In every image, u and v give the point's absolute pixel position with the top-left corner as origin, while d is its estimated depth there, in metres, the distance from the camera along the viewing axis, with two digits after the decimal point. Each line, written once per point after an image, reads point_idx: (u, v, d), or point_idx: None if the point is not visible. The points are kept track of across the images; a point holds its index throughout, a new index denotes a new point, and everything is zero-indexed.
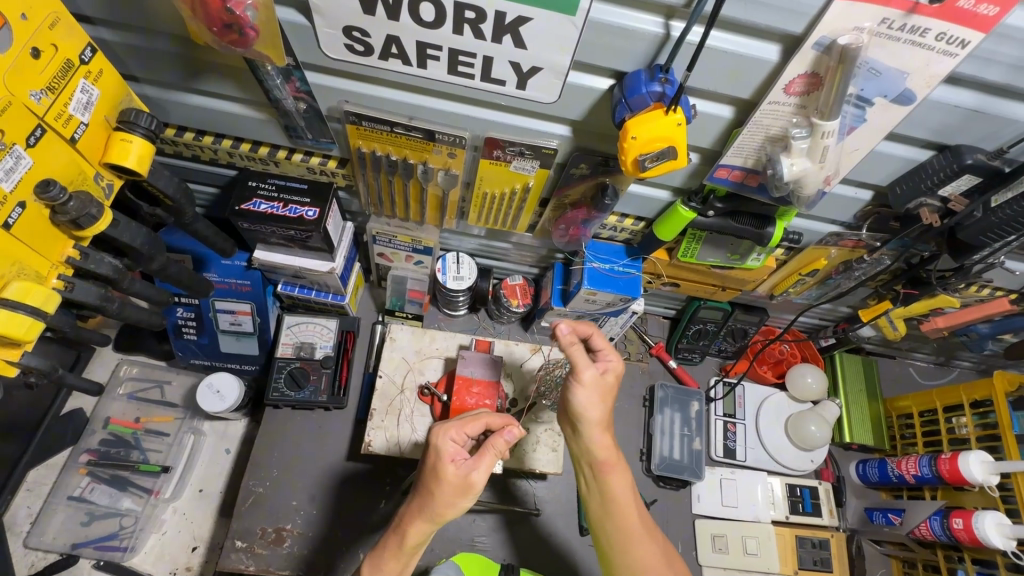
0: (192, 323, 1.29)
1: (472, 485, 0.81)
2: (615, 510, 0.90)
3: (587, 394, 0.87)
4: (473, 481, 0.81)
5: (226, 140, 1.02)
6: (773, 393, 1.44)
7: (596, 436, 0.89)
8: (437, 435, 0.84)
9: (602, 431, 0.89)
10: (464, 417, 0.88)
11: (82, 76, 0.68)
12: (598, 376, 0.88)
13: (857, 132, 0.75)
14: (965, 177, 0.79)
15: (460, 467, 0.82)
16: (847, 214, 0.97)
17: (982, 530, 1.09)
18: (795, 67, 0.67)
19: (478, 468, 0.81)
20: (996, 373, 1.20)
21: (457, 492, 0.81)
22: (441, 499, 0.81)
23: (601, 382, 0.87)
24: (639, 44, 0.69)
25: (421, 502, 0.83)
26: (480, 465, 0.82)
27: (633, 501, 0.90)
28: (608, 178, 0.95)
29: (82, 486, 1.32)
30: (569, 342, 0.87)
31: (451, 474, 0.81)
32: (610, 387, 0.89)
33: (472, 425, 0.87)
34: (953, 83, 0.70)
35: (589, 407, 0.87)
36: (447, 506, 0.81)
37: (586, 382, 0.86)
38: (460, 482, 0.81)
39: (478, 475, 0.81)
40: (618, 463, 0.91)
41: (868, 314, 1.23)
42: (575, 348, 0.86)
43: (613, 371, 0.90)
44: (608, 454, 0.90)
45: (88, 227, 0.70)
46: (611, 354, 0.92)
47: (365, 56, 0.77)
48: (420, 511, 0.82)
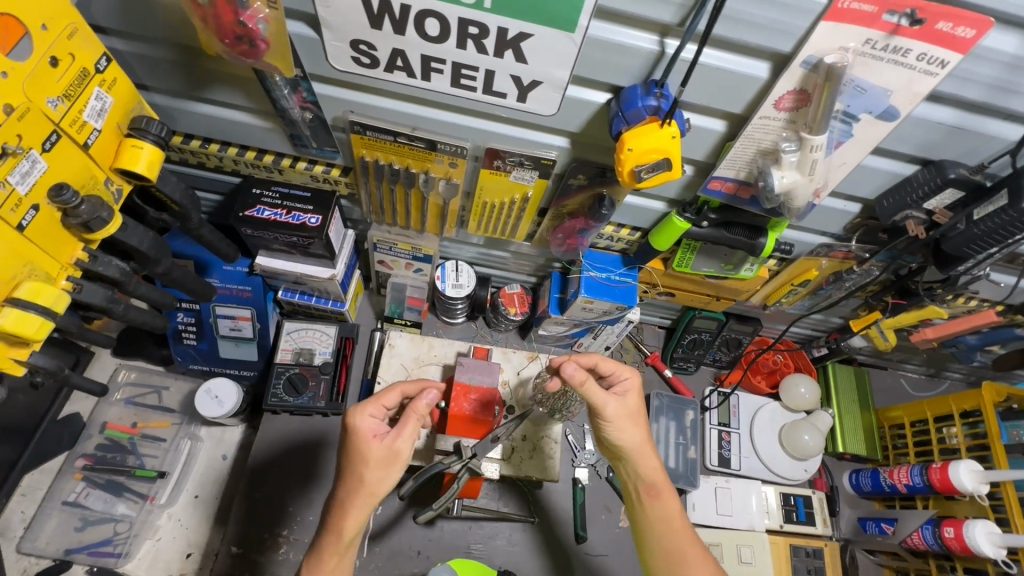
0: (193, 328, 1.31)
1: (398, 452, 0.86)
2: (665, 534, 0.93)
3: (617, 422, 0.94)
4: (399, 448, 0.87)
5: (232, 148, 1.04)
6: (767, 403, 1.45)
7: (647, 460, 0.95)
8: (355, 417, 0.87)
9: (645, 455, 0.95)
10: (380, 393, 0.93)
11: (96, 83, 0.70)
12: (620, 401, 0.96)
13: (844, 147, 0.78)
14: (948, 191, 0.82)
15: (384, 440, 0.86)
16: (837, 226, 1.00)
17: (973, 538, 1.11)
18: (785, 83, 0.70)
19: (401, 436, 0.87)
20: (985, 383, 1.23)
21: (384, 464, 0.85)
22: (371, 476, 0.84)
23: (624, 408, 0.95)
24: (634, 60, 0.72)
25: (351, 486, 0.85)
26: (403, 432, 0.88)
27: (683, 524, 0.94)
28: (605, 188, 0.98)
29: (77, 492, 1.31)
30: (580, 380, 0.92)
31: (377, 448, 0.85)
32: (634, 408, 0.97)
33: (387, 398, 0.92)
34: (935, 101, 0.73)
35: (623, 433, 0.95)
36: (376, 482, 0.85)
37: (610, 411, 0.93)
38: (388, 453, 0.86)
39: (403, 441, 0.87)
40: (667, 488, 0.96)
41: (858, 324, 1.26)
42: (587, 386, 0.92)
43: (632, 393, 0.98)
44: (655, 477, 0.96)
45: (98, 230, 0.72)
46: (625, 373, 1.00)
47: (371, 68, 0.79)
48: (356, 495, 0.85)
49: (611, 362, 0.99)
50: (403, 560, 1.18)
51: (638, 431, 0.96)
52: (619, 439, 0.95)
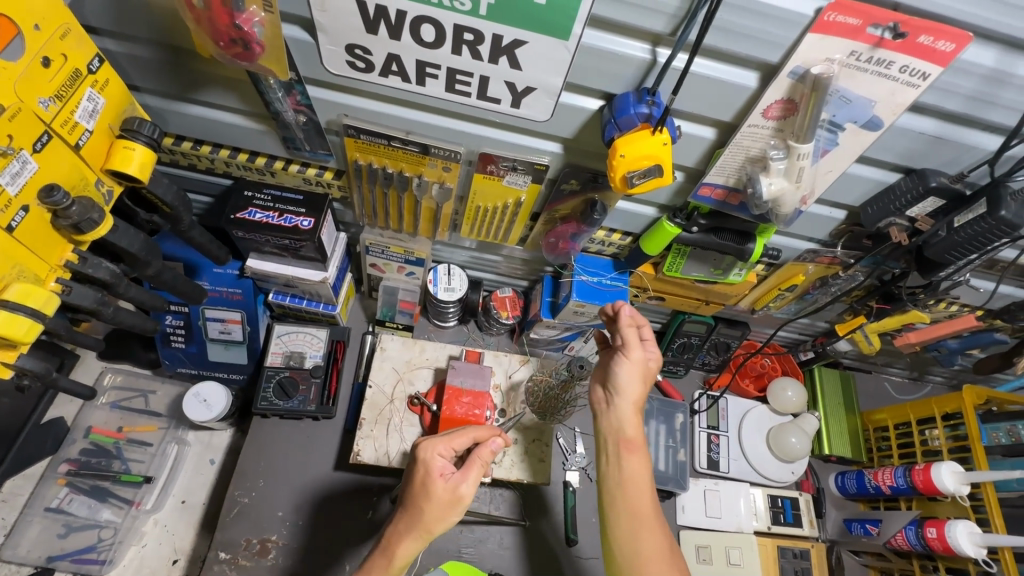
0: (181, 331, 1.29)
1: (460, 497, 0.86)
2: (631, 493, 0.92)
3: (631, 371, 0.96)
4: (462, 493, 0.86)
5: (224, 150, 1.04)
6: (754, 406, 1.47)
7: (634, 419, 0.96)
8: (425, 451, 0.88)
9: (636, 410, 0.96)
10: (451, 432, 0.92)
11: (89, 84, 0.69)
12: (643, 358, 0.97)
13: (830, 155, 0.80)
14: (930, 199, 0.84)
15: (449, 481, 0.86)
16: (823, 232, 1.02)
17: (954, 538, 1.13)
18: (773, 92, 0.72)
19: (466, 480, 0.87)
20: (966, 387, 1.26)
21: (446, 506, 0.86)
22: (431, 514, 0.85)
23: (645, 364, 0.97)
24: (627, 68, 0.74)
25: (410, 519, 0.86)
26: (468, 477, 0.88)
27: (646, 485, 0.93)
28: (597, 194, 0.99)
29: (60, 498, 1.29)
30: (625, 321, 1.00)
31: (441, 488, 0.86)
32: (649, 375, 0.98)
33: (459, 440, 0.91)
34: (917, 111, 0.75)
35: (629, 381, 0.95)
36: (435, 522, 0.85)
37: (635, 355, 0.96)
38: (451, 497, 0.86)
39: (467, 487, 0.87)
40: (640, 448, 0.95)
41: (844, 328, 1.28)
42: (634, 326, 0.99)
43: (655, 360, 0.98)
44: (635, 432, 0.95)
45: (88, 231, 0.71)
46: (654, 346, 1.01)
47: (366, 72, 0.80)
48: (412, 529, 0.85)
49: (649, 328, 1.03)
50: None
51: (639, 394, 0.96)
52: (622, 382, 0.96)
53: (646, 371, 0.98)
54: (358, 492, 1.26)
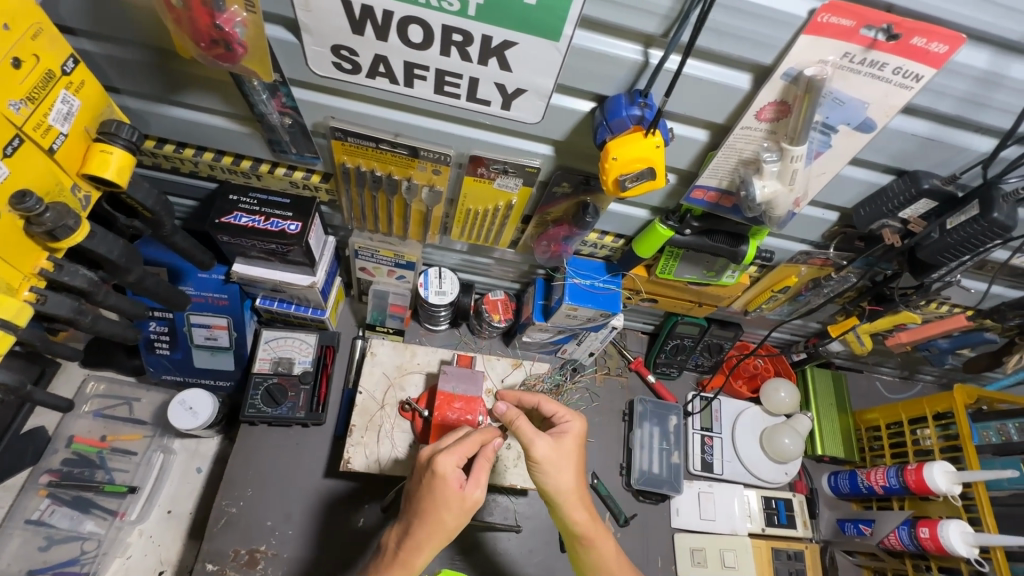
0: (165, 338, 1.26)
1: (475, 501, 0.87)
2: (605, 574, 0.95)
3: (546, 466, 0.90)
4: (477, 499, 0.87)
5: (207, 153, 1.01)
6: (748, 407, 1.47)
7: (575, 510, 0.91)
8: (441, 465, 0.85)
9: (575, 501, 0.91)
10: (458, 439, 0.89)
11: (63, 86, 0.67)
12: (553, 445, 0.91)
13: (823, 157, 0.79)
14: (922, 201, 0.84)
15: (466, 490, 0.86)
16: (816, 233, 1.02)
17: (947, 537, 1.14)
18: (766, 94, 0.71)
19: (481, 485, 0.87)
20: (958, 386, 1.26)
21: (463, 512, 0.86)
22: (451, 523, 0.85)
23: (557, 452, 0.90)
24: (619, 70, 0.73)
25: (430, 530, 0.85)
26: (481, 480, 0.88)
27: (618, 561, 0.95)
28: (589, 197, 0.98)
29: (40, 510, 1.25)
30: (512, 419, 0.90)
31: (459, 498, 0.85)
32: (568, 451, 0.92)
33: (470, 444, 0.88)
34: (910, 113, 0.75)
35: (554, 479, 0.90)
36: (453, 527, 0.86)
37: (540, 456, 0.89)
38: (468, 503, 0.86)
39: (480, 491, 0.87)
40: (599, 531, 0.94)
41: (837, 329, 1.27)
42: (519, 424, 0.89)
43: (574, 435, 0.93)
44: (586, 526, 0.92)
45: (64, 238, 0.69)
46: (568, 417, 0.96)
47: (352, 74, 0.78)
48: (431, 537, 0.85)
49: (555, 405, 0.97)
50: None
51: (571, 476, 0.91)
52: (551, 482, 0.91)
53: (571, 447, 0.93)
54: (348, 501, 1.23)
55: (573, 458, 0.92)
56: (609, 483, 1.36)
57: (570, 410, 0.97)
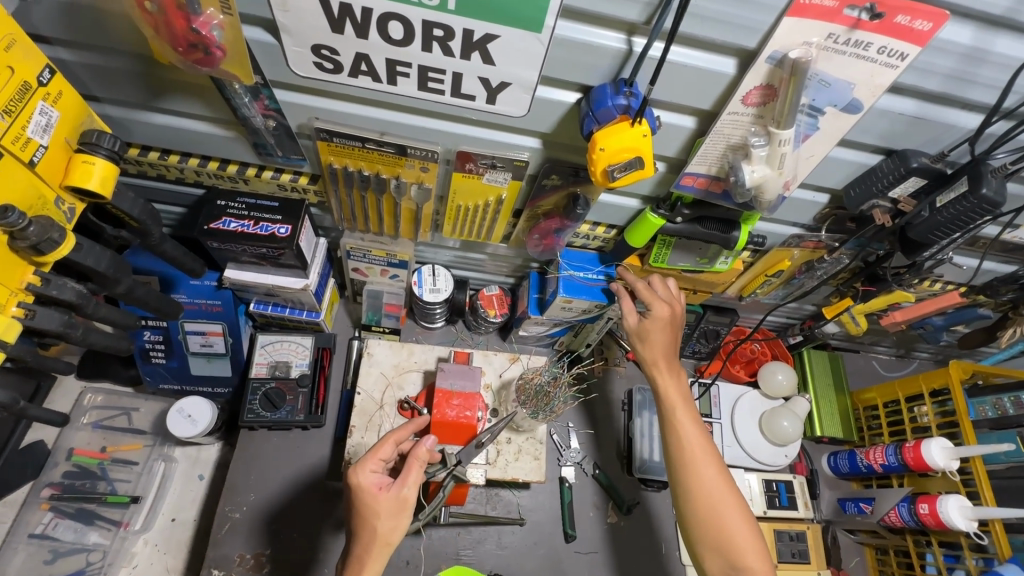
0: (161, 347, 1.26)
1: (407, 501, 0.90)
2: (688, 455, 0.93)
3: (635, 338, 1.03)
4: (406, 496, 0.90)
5: (193, 158, 1.01)
6: (746, 391, 1.48)
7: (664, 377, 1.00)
8: (356, 475, 0.89)
9: (658, 367, 1.01)
10: (375, 445, 0.93)
11: (40, 97, 0.66)
12: (638, 321, 1.03)
13: (811, 139, 0.79)
14: (912, 180, 0.84)
15: (390, 491, 0.89)
16: (806, 216, 1.01)
17: (947, 513, 1.15)
18: (751, 78, 0.71)
19: (408, 484, 0.90)
20: (953, 362, 1.27)
21: (395, 514, 0.89)
22: (384, 525, 0.88)
23: (639, 328, 1.02)
24: (603, 60, 0.72)
25: (366, 538, 0.88)
26: (408, 481, 0.91)
27: (707, 454, 0.93)
28: (579, 187, 0.97)
29: (44, 523, 1.24)
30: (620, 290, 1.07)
31: (385, 499, 0.89)
32: (653, 331, 1.02)
33: (384, 449, 0.93)
34: (896, 92, 0.75)
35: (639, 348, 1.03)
36: (390, 531, 0.89)
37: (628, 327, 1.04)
38: (398, 503, 0.89)
39: (410, 488, 0.90)
40: (684, 406, 0.97)
41: (831, 311, 1.28)
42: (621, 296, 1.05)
43: (660, 314, 1.01)
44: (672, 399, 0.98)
45: (49, 252, 0.68)
46: (652, 303, 1.02)
47: (334, 73, 0.77)
48: (371, 548, 0.88)
49: (644, 290, 1.04)
50: (392, 571, 1.18)
51: (658, 345, 1.01)
52: (645, 351, 1.02)
53: (657, 324, 1.01)
54: None
55: (663, 330, 1.02)
56: (609, 472, 1.37)
57: (660, 296, 1.03)
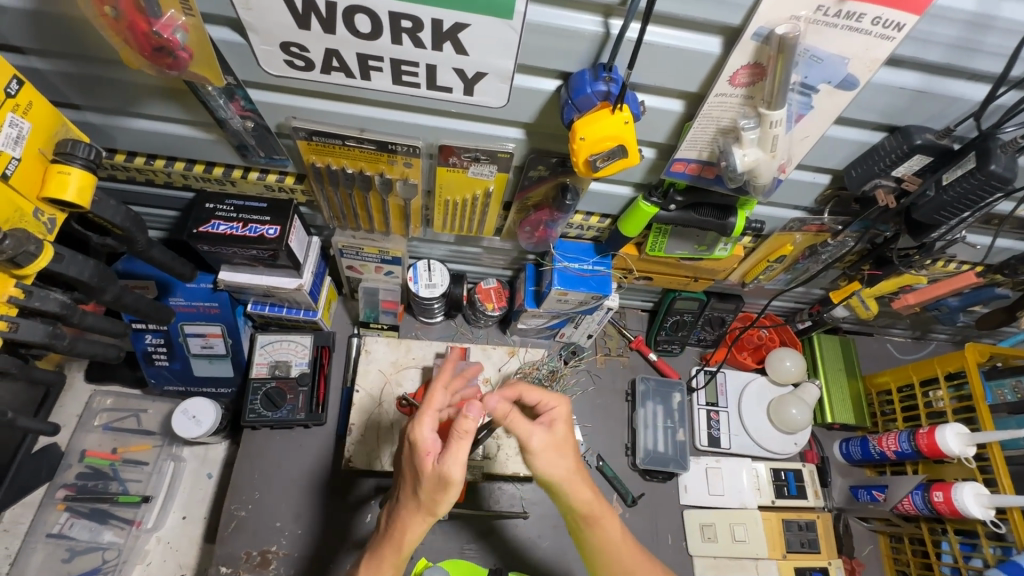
0: (162, 349, 1.28)
1: (451, 480, 0.71)
2: (611, 558, 0.86)
3: (544, 456, 0.79)
4: (449, 475, 0.71)
5: (178, 162, 1.00)
6: (753, 379, 1.44)
7: (581, 492, 0.80)
8: (410, 431, 0.75)
9: (581, 485, 0.80)
10: (431, 399, 0.77)
11: (9, 109, 0.66)
12: (548, 432, 0.80)
13: (805, 119, 0.74)
14: (916, 158, 0.79)
15: (434, 463, 0.72)
16: (808, 199, 0.97)
17: (962, 501, 1.11)
18: (737, 57, 0.67)
19: (452, 461, 0.71)
20: (969, 345, 1.22)
21: (438, 489, 0.72)
22: (427, 497, 0.74)
23: (554, 441, 0.79)
24: (580, 44, 0.68)
25: (410, 506, 0.77)
26: (455, 456, 0.71)
27: (633, 547, 0.87)
28: (568, 177, 0.94)
29: (60, 523, 1.28)
30: (501, 414, 0.79)
31: (430, 470, 0.73)
32: (565, 438, 0.81)
33: (440, 402, 0.76)
34: (895, 65, 0.70)
35: (552, 468, 0.79)
36: (433, 504, 0.74)
37: (535, 446, 0.78)
38: (440, 480, 0.72)
39: (453, 464, 0.71)
40: (605, 510, 0.83)
41: (839, 295, 1.25)
42: (511, 420, 0.78)
43: (560, 417, 0.82)
44: (592, 506, 0.82)
45: (27, 264, 0.69)
46: (553, 402, 0.84)
47: (306, 71, 0.75)
48: (415, 514, 0.77)
49: (534, 390, 0.85)
50: None
51: (569, 461, 0.80)
52: (549, 478, 0.80)
53: (559, 432, 0.81)
54: (357, 495, 1.25)
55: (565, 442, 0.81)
56: (615, 464, 1.36)
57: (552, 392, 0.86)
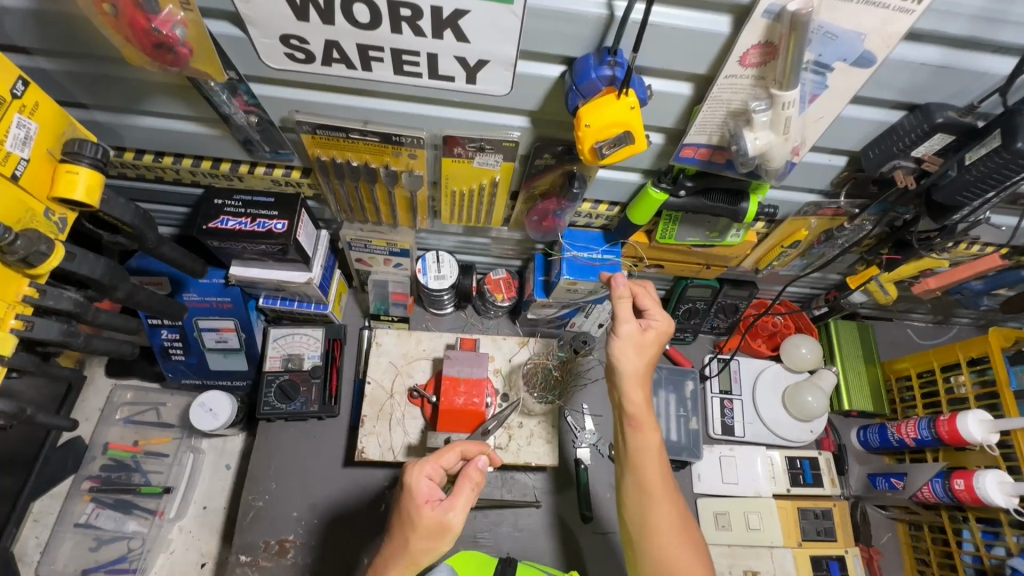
0: (178, 344, 1.30)
1: (447, 526, 0.81)
2: (640, 470, 0.90)
3: (624, 347, 0.90)
4: (449, 521, 0.81)
5: (186, 159, 1.01)
6: (768, 366, 1.42)
7: (634, 392, 0.90)
8: (411, 474, 0.84)
9: (637, 385, 0.90)
10: (439, 451, 0.89)
11: (16, 110, 0.67)
12: (637, 333, 0.91)
13: (820, 99, 0.72)
14: (937, 137, 0.76)
15: (435, 508, 0.82)
16: (824, 181, 0.94)
17: (984, 489, 1.08)
18: (747, 36, 0.64)
19: (453, 507, 0.82)
20: (992, 329, 1.18)
21: (433, 535, 0.81)
22: (418, 543, 0.81)
23: (641, 339, 0.90)
24: (584, 28, 0.67)
25: (399, 546, 0.83)
26: (455, 503, 0.83)
27: (657, 460, 0.91)
28: (575, 165, 0.93)
29: (87, 513, 1.32)
30: (620, 295, 0.91)
31: (428, 516, 0.81)
32: (649, 344, 0.91)
33: (446, 458, 0.88)
34: (915, 40, 0.67)
35: (622, 360, 0.90)
36: (422, 551, 0.82)
37: (621, 336, 0.90)
38: (437, 525, 0.81)
39: (454, 513, 0.82)
40: (648, 422, 0.91)
41: (856, 281, 1.21)
42: (621, 302, 0.90)
43: (654, 329, 0.92)
44: (638, 408, 0.91)
45: (39, 264, 0.70)
46: (656, 316, 0.93)
47: (307, 63, 0.75)
48: (399, 558, 0.82)
49: (649, 298, 0.95)
50: None
51: (637, 364, 0.90)
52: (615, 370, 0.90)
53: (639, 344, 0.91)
54: (372, 485, 1.26)
55: (647, 352, 0.92)
56: None
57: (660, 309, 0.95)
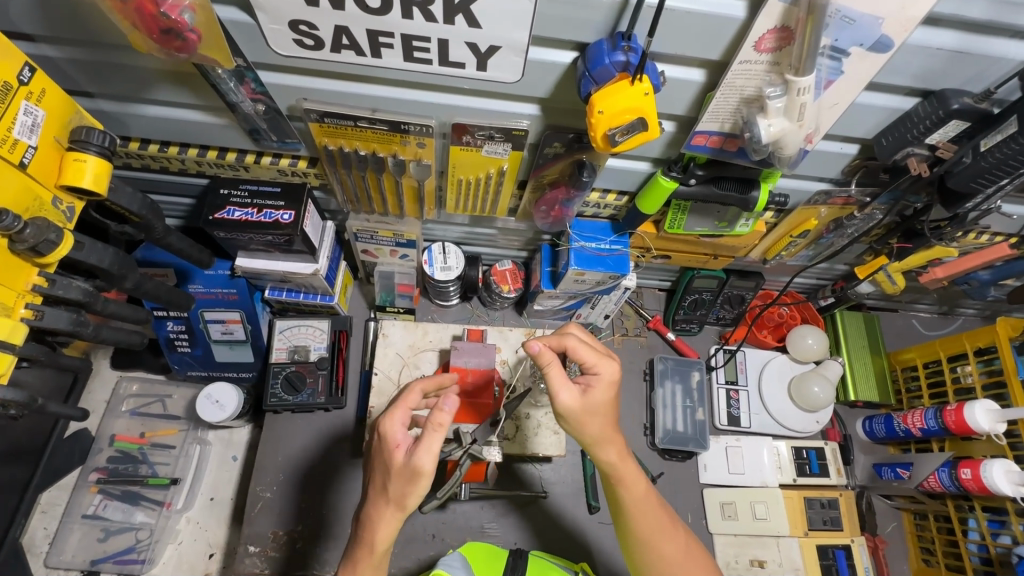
0: (184, 336, 1.29)
1: (422, 471, 0.74)
2: (634, 518, 0.87)
3: (575, 416, 0.82)
4: (421, 466, 0.74)
5: (192, 149, 1.00)
6: (774, 357, 1.42)
7: (604, 449, 0.85)
8: (382, 422, 0.80)
9: (607, 445, 0.85)
10: (404, 395, 0.83)
11: (22, 97, 0.66)
12: (580, 396, 0.82)
13: (835, 86, 0.71)
14: (952, 123, 0.75)
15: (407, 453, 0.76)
16: (835, 170, 0.93)
17: (991, 479, 1.09)
18: (764, 21, 0.64)
19: (421, 451, 0.74)
20: (999, 319, 1.19)
21: (408, 481, 0.75)
22: (395, 489, 0.76)
23: (583, 405, 0.81)
24: (597, 13, 0.66)
25: (382, 498, 0.79)
26: (424, 447, 0.74)
27: (650, 503, 0.87)
28: (584, 154, 0.92)
29: (94, 504, 1.33)
30: (546, 361, 0.80)
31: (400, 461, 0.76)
32: (598, 404, 0.82)
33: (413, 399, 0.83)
34: (932, 24, 0.66)
35: (581, 425, 0.83)
36: (403, 497, 0.76)
37: (567, 408, 0.81)
38: (411, 470, 0.74)
39: (425, 459, 0.74)
40: (630, 472, 0.86)
41: (864, 271, 1.21)
42: (549, 370, 0.81)
43: (606, 382, 0.84)
44: (617, 463, 0.86)
45: (49, 253, 0.70)
46: (598, 367, 0.84)
47: (316, 50, 0.74)
48: (384, 509, 0.78)
49: (584, 348, 0.84)
50: (418, 545, 1.20)
51: (599, 424, 0.83)
52: (579, 433, 0.84)
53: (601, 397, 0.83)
54: None
55: (598, 416, 0.83)
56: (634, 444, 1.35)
57: (603, 355, 0.85)
